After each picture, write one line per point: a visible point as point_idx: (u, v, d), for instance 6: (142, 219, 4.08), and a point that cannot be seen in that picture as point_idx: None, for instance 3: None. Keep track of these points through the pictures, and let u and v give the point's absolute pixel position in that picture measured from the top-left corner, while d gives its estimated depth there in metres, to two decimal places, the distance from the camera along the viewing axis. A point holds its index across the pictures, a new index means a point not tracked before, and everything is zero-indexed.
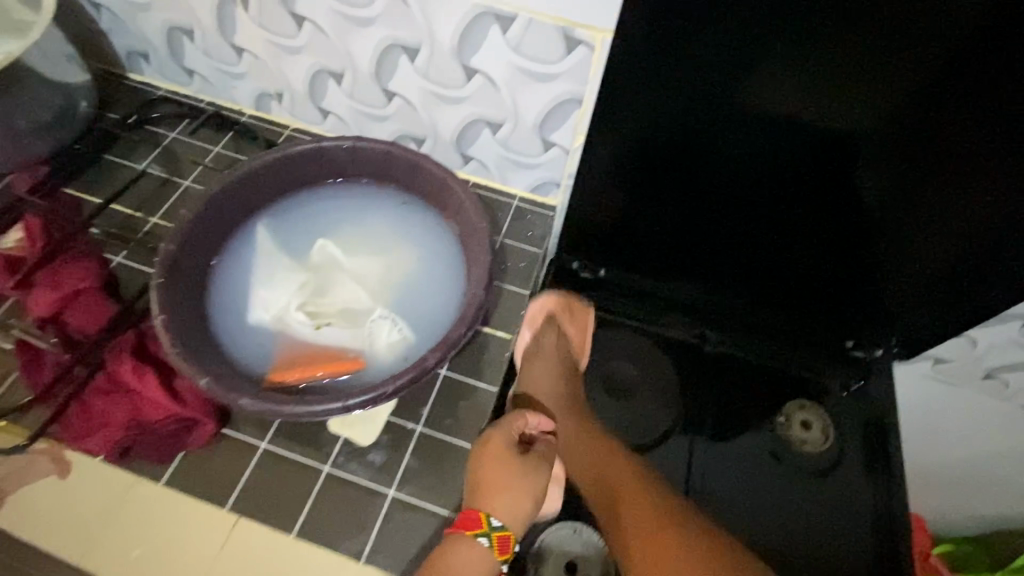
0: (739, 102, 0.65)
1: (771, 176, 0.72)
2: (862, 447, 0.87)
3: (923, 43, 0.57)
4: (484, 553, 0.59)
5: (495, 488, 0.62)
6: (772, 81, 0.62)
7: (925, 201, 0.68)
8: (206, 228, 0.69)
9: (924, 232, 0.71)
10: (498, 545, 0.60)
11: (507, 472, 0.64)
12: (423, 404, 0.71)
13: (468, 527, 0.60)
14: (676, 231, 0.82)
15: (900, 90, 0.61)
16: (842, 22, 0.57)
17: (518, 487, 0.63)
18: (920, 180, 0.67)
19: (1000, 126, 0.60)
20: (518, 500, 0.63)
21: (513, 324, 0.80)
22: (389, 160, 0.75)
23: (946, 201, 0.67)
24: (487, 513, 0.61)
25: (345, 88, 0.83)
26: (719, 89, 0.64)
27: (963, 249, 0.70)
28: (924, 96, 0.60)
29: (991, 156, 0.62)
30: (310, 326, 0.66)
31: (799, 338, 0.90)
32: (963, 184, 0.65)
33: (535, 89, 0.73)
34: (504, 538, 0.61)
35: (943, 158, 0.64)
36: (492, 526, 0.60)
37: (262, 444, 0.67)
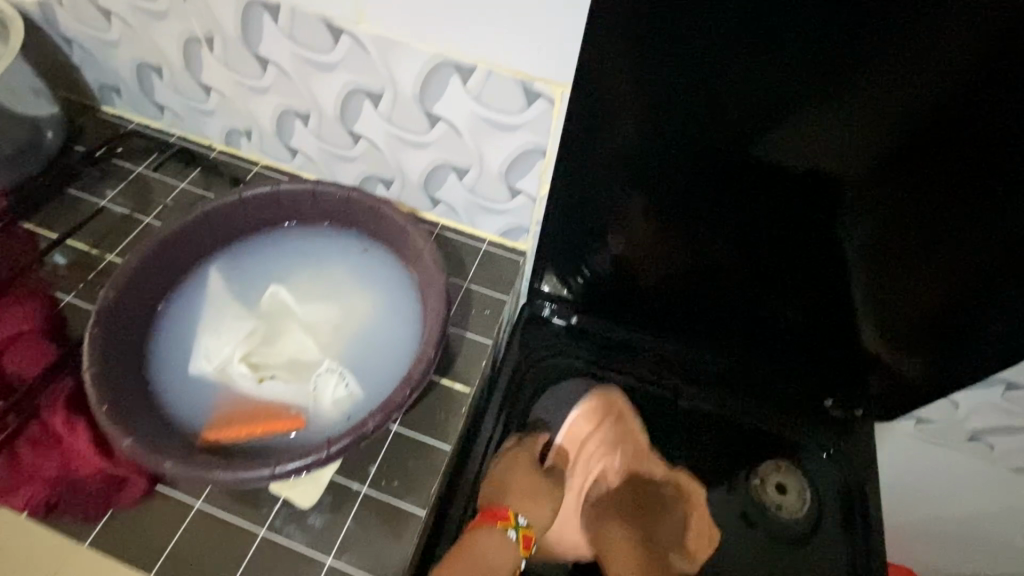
0: (700, 153, 0.64)
1: (738, 229, 0.70)
2: (840, 511, 0.82)
3: (880, 98, 0.56)
4: (510, 544, 0.68)
5: (521, 495, 0.72)
6: (731, 134, 0.62)
7: (897, 259, 0.67)
8: (152, 272, 0.67)
9: (893, 287, 0.70)
10: (522, 539, 0.69)
11: (534, 483, 0.74)
12: (370, 463, 0.67)
13: (497, 519, 0.69)
14: (645, 280, 0.80)
15: (860, 144, 0.60)
16: (796, 77, 0.56)
17: (541, 496, 0.74)
18: (890, 239, 0.66)
19: (967, 189, 0.59)
20: (537, 505, 0.73)
21: (472, 376, 0.76)
22: (348, 205, 0.74)
23: (917, 260, 0.66)
24: (515, 511, 0.71)
25: (312, 129, 0.82)
26: (681, 140, 0.63)
27: (931, 303, 0.69)
28: (889, 156, 0.60)
29: (961, 217, 0.61)
30: (253, 379, 0.64)
31: (774, 393, 0.88)
32: (933, 246, 0.64)
33: (498, 138, 0.72)
34: (527, 535, 0.70)
35: (913, 217, 0.63)
36: (519, 522, 0.70)
37: (197, 503, 0.63)
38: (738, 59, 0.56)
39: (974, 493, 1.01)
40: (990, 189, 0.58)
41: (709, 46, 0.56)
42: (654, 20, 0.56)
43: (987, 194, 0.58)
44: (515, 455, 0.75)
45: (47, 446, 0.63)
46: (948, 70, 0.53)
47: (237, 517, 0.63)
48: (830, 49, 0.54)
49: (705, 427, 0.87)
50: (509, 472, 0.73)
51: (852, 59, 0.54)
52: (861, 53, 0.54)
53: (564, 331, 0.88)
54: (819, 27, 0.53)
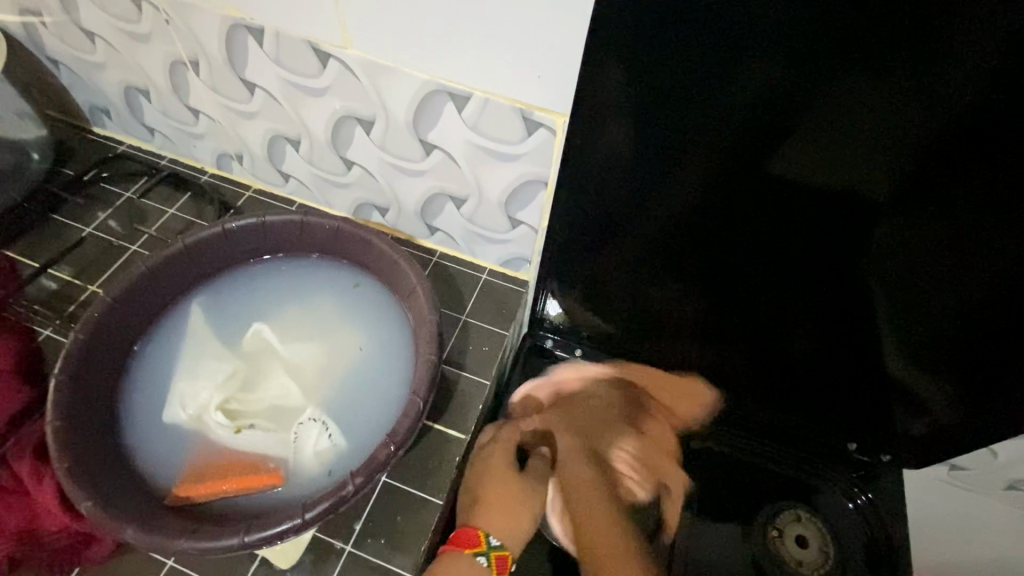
0: (711, 184, 0.60)
1: (756, 263, 0.65)
2: (867, 568, 0.76)
3: (907, 130, 0.51)
4: (481, 572, 0.57)
5: (492, 507, 0.61)
6: (743, 165, 0.57)
7: (930, 298, 0.62)
8: (129, 311, 0.63)
9: (923, 327, 0.64)
10: (495, 564, 0.58)
11: (506, 489, 0.62)
12: (355, 516, 0.62)
13: (464, 545, 0.58)
14: (655, 314, 0.76)
15: (888, 178, 0.55)
16: (814, 107, 0.52)
17: (519, 503, 0.62)
18: (924, 277, 0.60)
19: (1015, 227, 0.53)
20: (514, 518, 0.61)
21: (468, 419, 0.71)
22: (338, 237, 0.69)
23: (950, 299, 0.61)
24: (485, 531, 0.59)
25: (303, 154, 0.78)
26: (691, 170, 0.59)
27: (966, 344, 0.63)
28: (923, 191, 0.55)
29: (1005, 257, 0.55)
30: (230, 429, 0.59)
31: (793, 435, 0.82)
32: (971, 286, 0.58)
33: (496, 167, 0.67)
34: (501, 558, 0.58)
35: (948, 255, 0.58)
36: (490, 544, 0.58)
37: (169, 561, 0.59)
38: (754, 88, 0.52)
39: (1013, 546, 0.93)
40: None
41: (720, 75, 0.52)
42: (663, 47, 0.51)
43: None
44: (488, 458, 0.65)
45: (14, 496, 0.59)
46: (992, 99, 0.48)
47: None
48: (850, 77, 0.49)
49: (719, 470, 0.81)
50: (477, 481, 0.63)
51: (877, 90, 0.50)
52: (891, 84, 0.49)
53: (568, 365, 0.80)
54: (846, 55, 0.48)
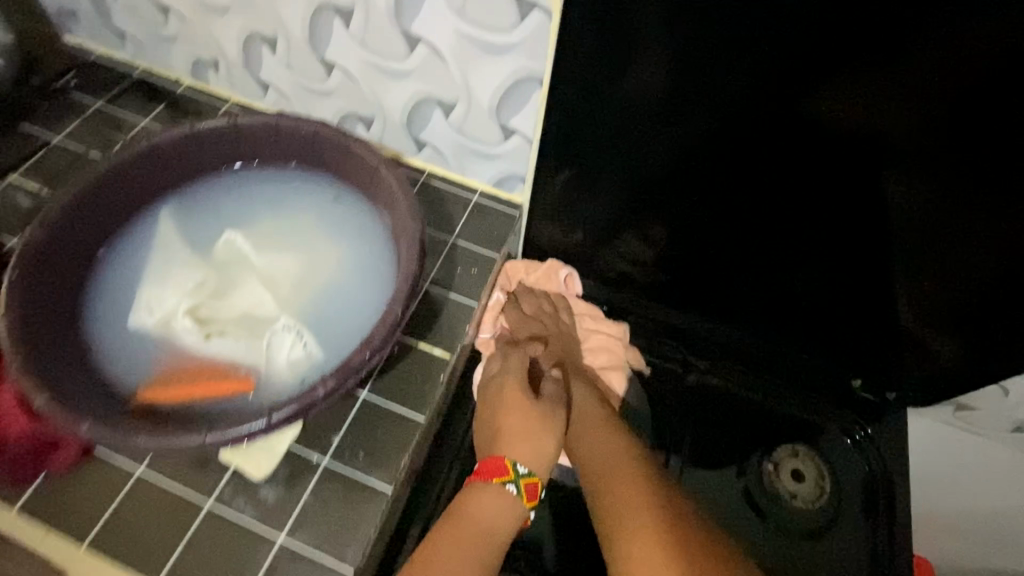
0: (716, 84, 0.53)
1: (768, 181, 0.59)
2: (862, 501, 0.74)
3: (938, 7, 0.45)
4: (512, 500, 0.56)
5: (512, 435, 0.60)
6: (750, 60, 0.51)
7: (960, 221, 0.56)
8: (92, 211, 0.59)
9: (947, 258, 0.58)
10: (526, 492, 0.57)
11: (524, 413, 0.62)
12: (333, 431, 0.60)
13: (492, 474, 0.57)
14: (652, 241, 0.69)
15: (912, 71, 0.48)
16: None
17: (537, 426, 0.61)
18: (956, 197, 0.54)
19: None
20: (539, 443, 0.60)
21: (453, 339, 0.68)
22: (316, 142, 0.64)
23: (980, 217, 0.55)
24: (513, 460, 0.58)
25: (280, 57, 0.73)
26: (697, 64, 0.52)
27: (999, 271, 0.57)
28: (971, 87, 0.48)
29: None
30: (199, 335, 0.56)
31: (797, 373, 0.78)
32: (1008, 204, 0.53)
33: (486, 64, 0.62)
34: (531, 486, 0.58)
35: (987, 168, 0.52)
36: (519, 473, 0.57)
37: (139, 470, 0.57)
38: None
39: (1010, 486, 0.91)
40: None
41: None
42: None
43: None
44: (501, 384, 0.64)
45: None
46: None
47: (183, 487, 0.56)
48: None
49: (715, 407, 0.79)
50: (495, 409, 0.63)
51: None
52: None
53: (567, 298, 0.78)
54: None
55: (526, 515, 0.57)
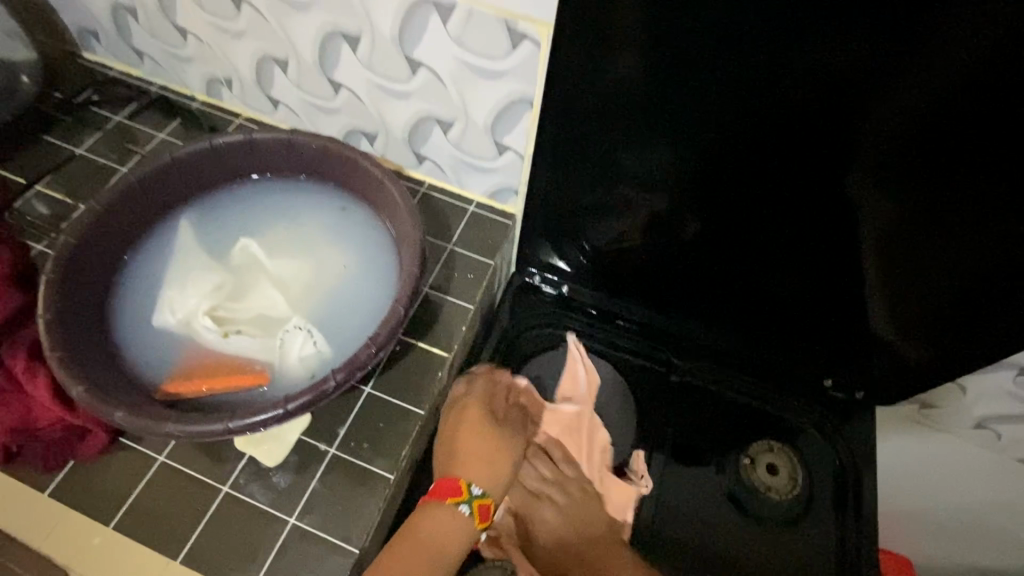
0: (688, 107, 0.60)
1: (739, 194, 0.65)
2: (831, 493, 0.77)
3: (877, 45, 0.51)
4: (462, 519, 0.62)
5: (468, 460, 0.66)
6: (717, 85, 0.57)
7: (911, 231, 0.62)
8: (119, 218, 0.64)
9: (902, 263, 0.64)
10: (477, 512, 0.63)
11: (481, 438, 0.68)
12: (340, 423, 0.65)
13: (448, 495, 0.63)
14: (637, 247, 0.75)
15: (858, 98, 0.54)
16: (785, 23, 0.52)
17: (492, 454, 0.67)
18: (906, 209, 0.60)
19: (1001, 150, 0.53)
20: (491, 468, 0.66)
21: (450, 339, 0.73)
22: (325, 156, 0.70)
23: (929, 228, 0.60)
24: (467, 481, 0.64)
25: (291, 77, 0.79)
26: (672, 88, 0.59)
27: (950, 276, 0.63)
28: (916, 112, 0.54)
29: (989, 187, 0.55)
30: (217, 333, 0.61)
31: (773, 373, 0.82)
32: (952, 217, 0.59)
33: (482, 86, 0.68)
34: (483, 506, 0.64)
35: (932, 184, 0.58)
36: (472, 493, 0.63)
37: (161, 458, 0.62)
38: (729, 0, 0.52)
39: (975, 481, 0.97)
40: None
41: None
42: None
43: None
44: (462, 410, 0.70)
45: (7, 391, 0.61)
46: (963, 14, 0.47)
47: (201, 473, 0.61)
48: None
49: (698, 408, 0.81)
50: (454, 432, 0.69)
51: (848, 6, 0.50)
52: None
53: (557, 302, 0.84)
54: None
55: (477, 534, 0.63)
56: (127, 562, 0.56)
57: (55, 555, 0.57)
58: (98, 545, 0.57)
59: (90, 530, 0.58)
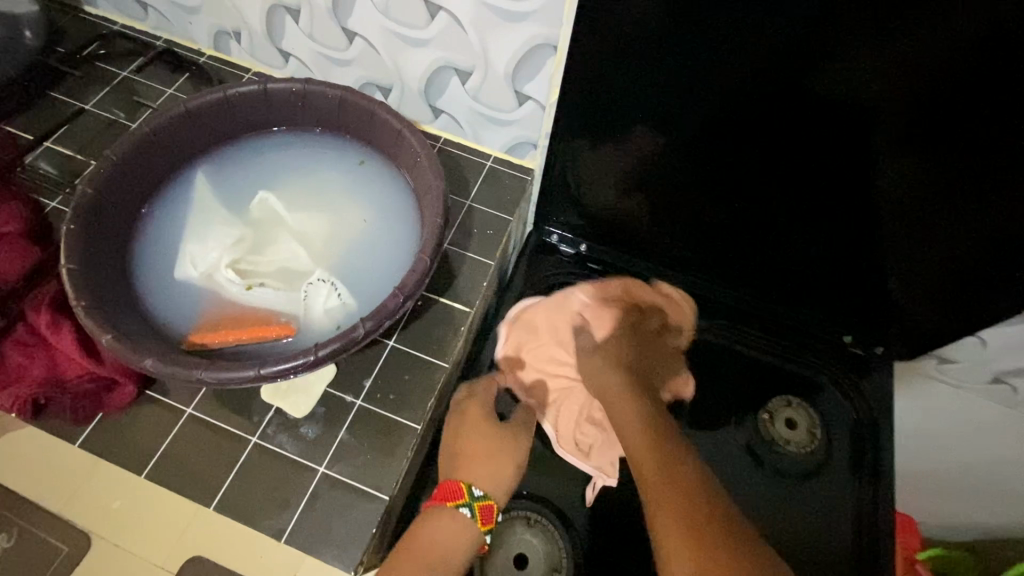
0: (718, 53, 0.57)
1: (768, 143, 0.63)
2: (849, 448, 0.77)
3: None
4: (465, 524, 0.58)
5: (473, 460, 0.62)
6: (749, 27, 0.55)
7: (948, 183, 0.60)
8: (136, 170, 0.63)
9: (935, 215, 0.63)
10: (481, 515, 0.58)
11: (484, 440, 0.64)
12: (364, 376, 0.65)
13: (447, 498, 0.59)
14: (659, 202, 0.73)
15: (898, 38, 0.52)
16: None
17: (496, 453, 0.64)
18: (945, 158, 0.58)
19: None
20: (494, 469, 0.62)
21: (472, 295, 0.72)
22: (342, 107, 0.68)
23: (969, 174, 0.58)
24: (468, 483, 0.60)
25: (303, 26, 0.76)
26: (701, 31, 0.56)
27: (984, 224, 0.61)
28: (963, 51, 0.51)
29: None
30: (241, 285, 0.61)
31: (792, 330, 0.82)
32: (993, 163, 0.57)
33: (504, 31, 0.66)
34: (486, 508, 0.59)
35: (974, 130, 0.55)
36: (474, 496, 0.59)
37: (188, 410, 0.62)
38: None
39: (987, 437, 0.98)
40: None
41: None
42: None
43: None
44: (464, 411, 0.66)
45: (34, 346, 0.61)
46: None
47: (230, 426, 0.62)
48: None
49: (718, 364, 0.81)
50: (454, 436, 0.65)
51: None
52: None
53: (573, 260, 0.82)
54: None
55: (481, 537, 0.58)
56: (151, 516, 0.57)
57: (84, 508, 0.57)
58: (116, 510, 0.57)
59: (117, 482, 0.58)
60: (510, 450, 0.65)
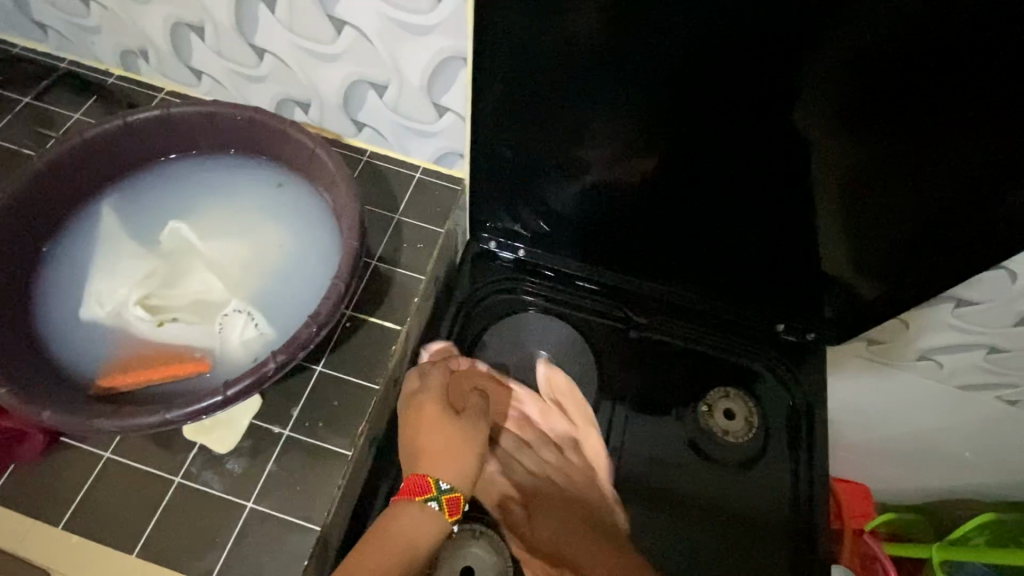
0: (614, 63, 0.56)
1: (684, 147, 0.62)
2: (784, 433, 0.77)
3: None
4: (433, 516, 0.59)
5: (438, 453, 0.61)
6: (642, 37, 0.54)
7: (866, 180, 0.59)
8: (31, 208, 0.60)
9: (860, 209, 0.62)
10: (448, 507, 0.60)
11: (447, 433, 0.62)
12: (292, 405, 0.64)
13: (414, 492, 0.59)
14: (583, 210, 0.72)
15: (793, 39, 0.51)
16: None
17: (456, 445, 0.62)
18: (862, 153, 0.57)
19: (949, 91, 0.50)
20: (458, 460, 0.61)
21: (403, 312, 0.71)
22: (253, 129, 0.66)
23: (891, 169, 0.57)
24: (435, 478, 0.60)
25: (210, 43, 0.74)
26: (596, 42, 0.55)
27: (905, 219, 0.61)
28: (862, 55, 0.51)
29: (937, 127, 0.52)
30: (151, 322, 0.59)
31: (729, 326, 0.81)
32: (898, 165, 0.57)
33: (412, 44, 0.65)
34: (454, 500, 0.60)
35: (886, 126, 0.54)
36: (441, 489, 0.59)
37: (107, 454, 0.60)
38: None
39: (921, 410, 1.02)
40: (979, 95, 0.50)
41: None
42: None
43: (974, 100, 0.50)
44: (420, 406, 0.64)
45: None
46: None
47: (151, 467, 0.60)
48: None
49: (663, 364, 0.80)
50: (413, 431, 0.63)
51: None
52: None
53: (514, 267, 0.81)
54: None
55: (448, 528, 0.59)
56: (72, 562, 0.55)
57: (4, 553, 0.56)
58: (73, 544, 0.56)
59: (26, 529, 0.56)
60: (470, 435, 0.63)
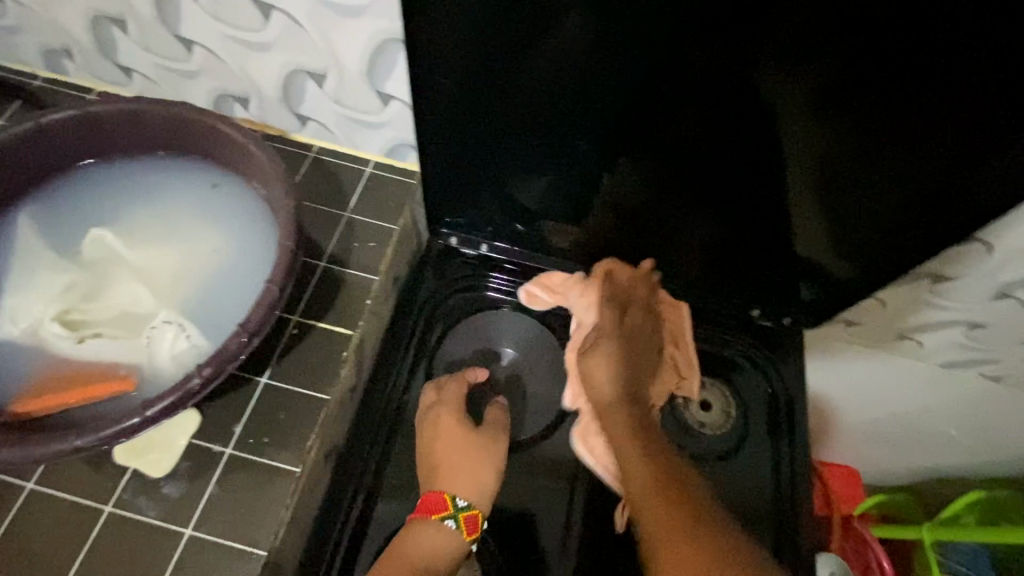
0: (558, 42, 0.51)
1: (641, 131, 0.57)
2: (765, 422, 0.73)
3: None
4: (451, 535, 0.55)
5: (454, 470, 0.58)
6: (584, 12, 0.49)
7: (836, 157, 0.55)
8: None
9: (829, 190, 0.58)
10: (465, 525, 0.56)
11: (464, 447, 0.59)
12: (234, 421, 0.59)
13: (431, 510, 0.56)
14: (542, 203, 0.68)
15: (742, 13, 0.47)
16: None
17: (473, 462, 0.59)
18: (830, 130, 0.53)
19: (913, 60, 0.47)
20: (476, 476, 0.58)
21: (355, 317, 0.67)
22: (180, 126, 0.61)
23: (858, 149, 0.53)
24: (451, 494, 0.57)
25: (135, 37, 0.69)
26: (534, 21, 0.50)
27: (880, 200, 0.57)
28: (819, 21, 0.46)
29: (903, 100, 0.49)
30: (71, 339, 0.54)
31: (707, 313, 0.77)
32: (870, 140, 0.52)
33: (346, 28, 0.61)
34: (472, 517, 0.56)
35: (849, 100, 0.50)
36: (458, 507, 0.56)
37: (30, 485, 0.55)
38: None
39: (905, 389, 0.99)
40: (943, 66, 0.46)
41: None
42: None
43: (938, 70, 0.46)
44: (435, 421, 0.61)
45: None
46: None
47: (78, 496, 0.55)
48: None
49: None
50: (428, 447, 0.60)
51: None
52: None
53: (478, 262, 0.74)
54: None
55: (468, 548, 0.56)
56: None
57: None
58: None
59: None
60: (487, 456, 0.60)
